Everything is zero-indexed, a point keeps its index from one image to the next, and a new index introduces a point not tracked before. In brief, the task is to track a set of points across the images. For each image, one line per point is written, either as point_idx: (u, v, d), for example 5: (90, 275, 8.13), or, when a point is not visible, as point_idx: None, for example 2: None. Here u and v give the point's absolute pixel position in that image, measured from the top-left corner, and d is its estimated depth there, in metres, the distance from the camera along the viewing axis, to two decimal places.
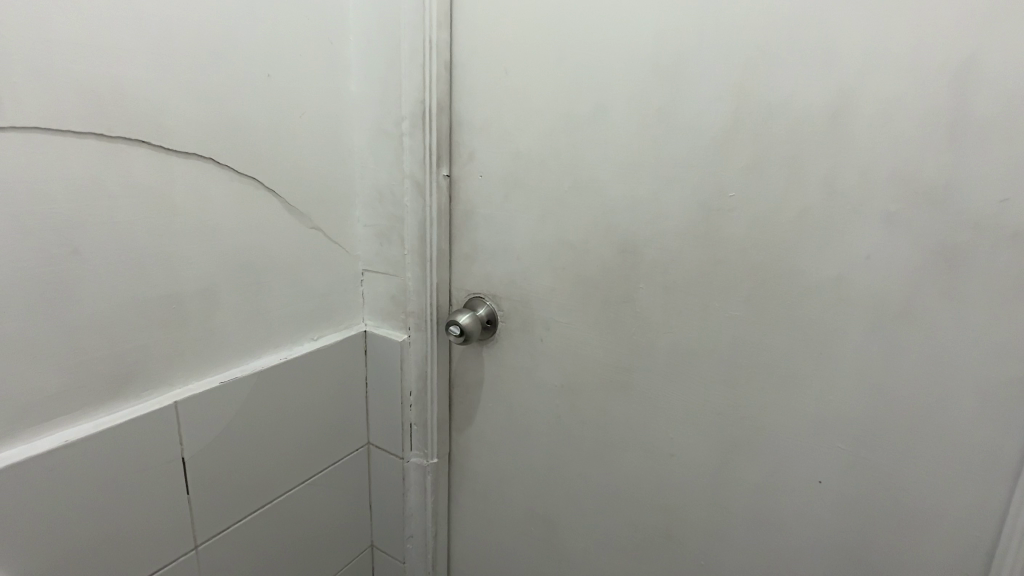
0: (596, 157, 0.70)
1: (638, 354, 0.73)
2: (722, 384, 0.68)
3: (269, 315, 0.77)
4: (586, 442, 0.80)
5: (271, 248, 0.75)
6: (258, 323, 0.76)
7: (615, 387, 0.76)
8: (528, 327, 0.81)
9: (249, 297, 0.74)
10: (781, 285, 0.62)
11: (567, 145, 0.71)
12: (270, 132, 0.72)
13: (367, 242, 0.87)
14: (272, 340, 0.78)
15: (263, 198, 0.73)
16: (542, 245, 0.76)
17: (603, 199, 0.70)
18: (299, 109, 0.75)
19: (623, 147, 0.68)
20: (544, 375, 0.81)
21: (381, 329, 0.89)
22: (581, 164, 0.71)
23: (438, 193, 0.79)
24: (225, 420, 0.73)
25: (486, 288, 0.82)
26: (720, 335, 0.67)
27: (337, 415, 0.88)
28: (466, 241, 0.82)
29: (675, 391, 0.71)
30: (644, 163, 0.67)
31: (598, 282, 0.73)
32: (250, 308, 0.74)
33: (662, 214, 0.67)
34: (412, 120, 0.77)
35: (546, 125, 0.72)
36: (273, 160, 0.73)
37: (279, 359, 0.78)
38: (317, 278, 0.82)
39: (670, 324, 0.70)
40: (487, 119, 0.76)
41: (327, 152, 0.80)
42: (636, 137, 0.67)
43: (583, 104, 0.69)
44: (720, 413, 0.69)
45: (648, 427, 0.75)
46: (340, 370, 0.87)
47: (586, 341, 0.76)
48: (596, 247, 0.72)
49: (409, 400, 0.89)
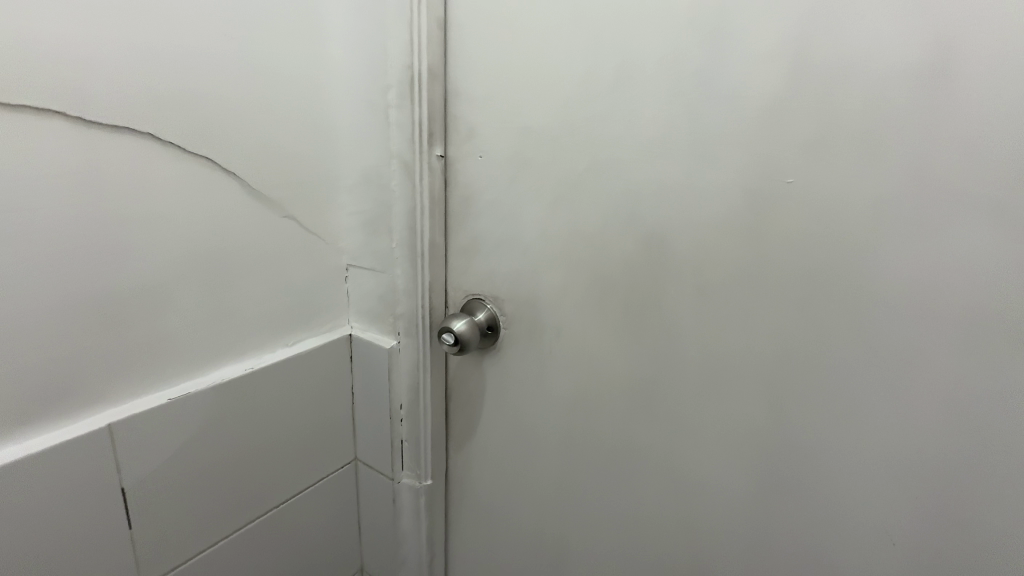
0: (618, 131, 0.57)
1: (652, 352, 0.61)
2: (752, 386, 0.56)
3: (233, 316, 0.65)
4: (591, 449, 0.69)
5: (233, 238, 0.63)
6: (216, 326, 0.64)
7: (627, 389, 0.64)
8: (535, 335, 0.68)
9: (206, 296, 0.62)
10: (840, 281, 0.49)
11: (583, 117, 0.58)
12: (227, 103, 0.60)
13: (351, 232, 0.74)
14: (237, 347, 0.66)
15: (217, 181, 0.61)
16: (555, 238, 0.63)
17: (628, 183, 0.57)
18: (266, 77, 0.63)
19: (654, 120, 0.54)
20: (554, 389, 0.69)
21: (368, 334, 0.76)
22: (598, 143, 0.58)
23: (430, 175, 0.66)
24: (178, 442, 0.62)
25: (488, 286, 0.69)
26: (752, 330, 0.54)
27: (316, 431, 0.76)
28: (464, 233, 0.69)
29: (695, 392, 0.59)
30: (678, 140, 0.54)
31: (618, 281, 0.61)
32: (205, 311, 0.63)
33: (698, 204, 0.54)
34: (398, 89, 0.64)
35: (558, 94, 0.59)
36: (233, 136, 0.61)
37: (240, 371, 0.66)
38: (294, 272, 0.70)
39: (692, 316, 0.57)
40: (486, 87, 0.63)
41: (301, 128, 0.67)
42: (669, 106, 0.53)
43: (601, 67, 0.56)
44: (752, 425, 0.57)
45: (663, 434, 0.63)
46: (324, 378, 0.75)
47: (604, 351, 0.64)
48: (618, 241, 0.60)
49: (400, 415, 0.76)
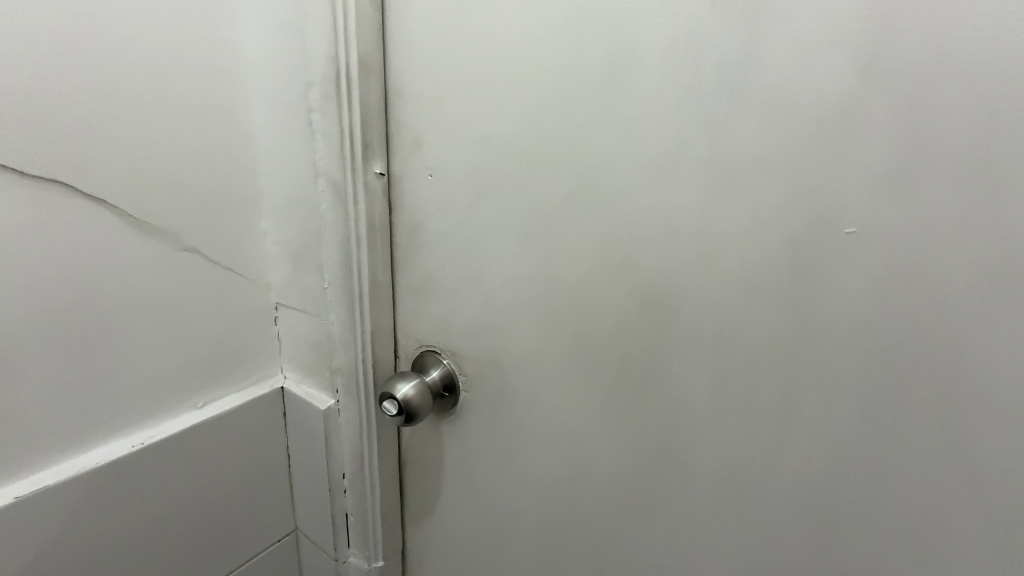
0: (607, 147, 0.41)
1: (638, 370, 0.44)
2: (777, 420, 0.39)
3: (114, 381, 0.51)
4: (557, 486, 0.52)
5: (107, 285, 0.49)
6: (84, 398, 0.49)
7: (605, 414, 0.47)
8: (503, 402, 0.53)
9: (70, 363, 0.48)
10: (921, 368, 0.33)
11: (564, 128, 0.43)
12: (82, 107, 0.44)
13: (279, 264, 0.59)
14: (121, 421, 0.52)
15: (74, 213, 0.46)
16: (525, 282, 0.48)
17: (620, 219, 0.42)
18: (143, 71, 0.47)
19: (657, 134, 0.39)
20: (527, 470, 0.54)
21: (303, 388, 0.62)
22: (581, 162, 0.43)
23: (367, 199, 0.51)
24: (39, 549, 0.48)
25: (443, 337, 0.55)
26: (779, 345, 0.38)
27: (241, 507, 0.61)
28: (414, 269, 0.55)
29: (697, 421, 0.43)
30: (692, 163, 0.38)
31: (601, 329, 0.45)
32: (70, 380, 0.48)
33: (716, 252, 0.39)
34: (321, 88, 0.49)
35: (528, 96, 0.44)
36: (96, 152, 0.46)
37: (127, 449, 0.52)
38: (200, 318, 0.55)
39: (696, 324, 0.41)
40: (437, 85, 0.48)
41: (203, 137, 0.52)
42: (679, 116, 0.37)
43: (585, 60, 0.40)
44: (773, 467, 0.40)
45: (652, 471, 0.46)
46: (247, 444, 0.60)
47: (588, 431, 0.49)
48: (605, 293, 0.44)
49: (343, 486, 0.62)
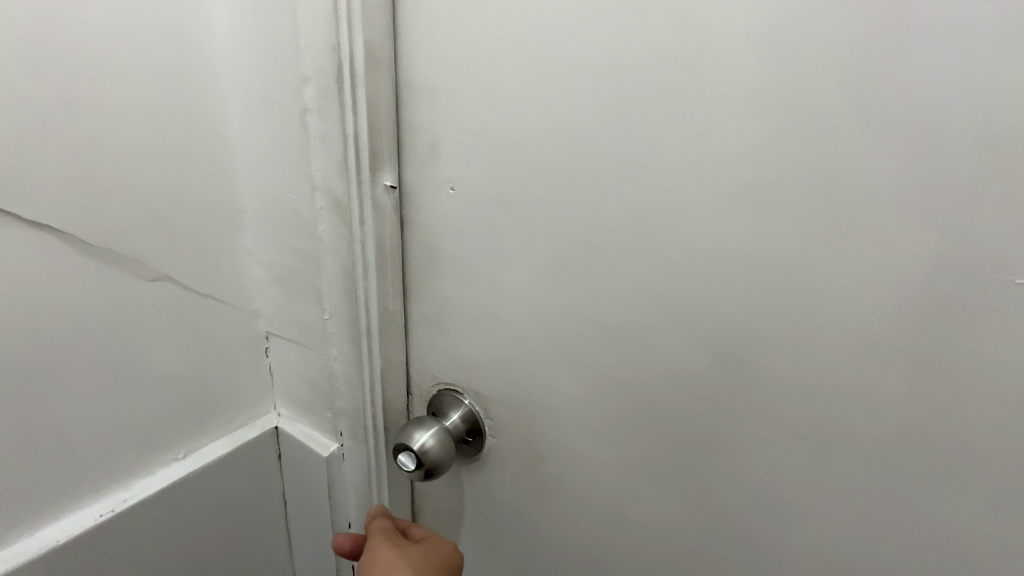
0: (682, 166, 0.32)
1: (709, 431, 0.37)
2: (889, 505, 0.32)
3: (61, 444, 0.41)
4: (598, 550, 0.44)
5: (45, 329, 0.39)
6: (24, 469, 0.40)
7: (664, 478, 0.39)
8: (535, 457, 0.45)
9: (10, 428, 0.38)
10: None
11: (622, 140, 0.34)
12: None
13: (267, 289, 0.50)
14: (77, 489, 0.43)
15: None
16: (568, 322, 0.40)
17: (693, 255, 0.34)
18: (73, 63, 0.36)
19: (753, 154, 0.30)
20: (563, 535, 0.46)
21: (299, 427, 0.53)
22: (647, 185, 0.34)
23: (377, 218, 0.43)
24: None
25: (464, 377, 0.46)
26: (904, 416, 0.30)
27: (233, 565, 0.53)
28: (428, 298, 0.46)
29: (781, 499, 0.35)
30: (803, 191, 0.29)
31: (656, 385, 0.38)
32: (11, 449, 0.39)
33: (827, 307, 0.30)
34: (319, 86, 0.40)
35: (576, 100, 0.35)
36: (16, 163, 0.35)
37: (91, 522, 0.43)
38: (176, 358, 0.46)
39: (789, 382, 0.33)
40: (455, 82, 0.39)
41: (161, 146, 0.41)
42: (781, 130, 0.29)
43: (656, 55, 0.31)
44: (880, 552, 0.33)
45: (721, 544, 0.39)
46: (237, 497, 0.52)
47: (641, 498, 0.41)
48: (672, 344, 0.36)
49: (348, 536, 0.54)
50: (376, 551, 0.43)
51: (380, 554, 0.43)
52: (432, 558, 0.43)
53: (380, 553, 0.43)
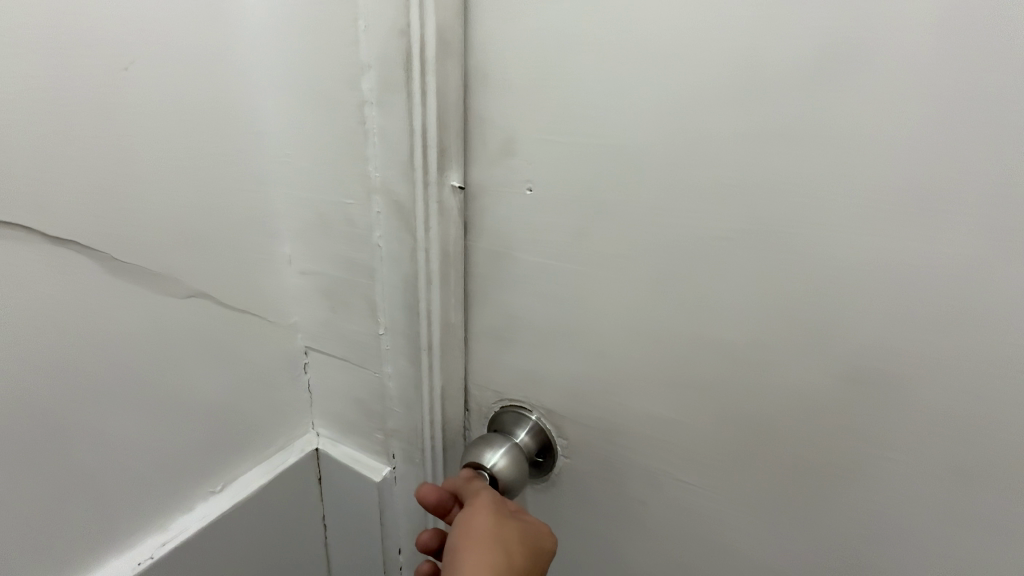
0: (822, 167, 0.29)
1: (836, 457, 0.33)
2: None
3: (91, 491, 0.35)
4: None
5: (72, 359, 0.33)
6: (53, 522, 0.34)
7: (774, 508, 0.36)
8: (618, 481, 0.41)
9: (34, 476, 0.32)
10: None
11: (749, 135, 0.30)
12: (13, 101, 0.28)
13: (307, 301, 0.45)
14: (110, 538, 0.37)
15: (11, 266, 0.29)
16: (667, 339, 0.35)
17: (831, 266, 0.30)
18: (101, 49, 0.30)
19: (919, 151, 0.27)
20: (648, 565, 0.42)
21: (343, 449, 0.49)
22: (780, 185, 0.30)
23: (443, 221, 0.38)
24: None
25: (535, 394, 0.42)
26: None
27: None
28: (494, 309, 0.41)
29: (922, 530, 0.32)
30: (980, 194, 0.26)
31: (773, 409, 0.34)
32: (36, 500, 0.33)
33: (996, 318, 0.27)
34: (380, 72, 0.35)
35: (694, 91, 0.30)
36: (40, 165, 0.29)
37: (133, 569, 0.38)
38: (212, 382, 0.41)
39: (943, 408, 0.29)
40: (538, 70, 0.34)
41: (195, 146, 0.36)
42: (956, 127, 0.26)
43: (799, 41, 0.28)
44: None
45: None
46: (277, 528, 0.47)
47: (746, 529, 0.37)
48: (798, 363, 0.32)
49: (397, 563, 0.50)
50: (476, 513, 0.34)
51: (479, 522, 0.33)
52: (535, 551, 0.34)
53: (480, 522, 0.33)
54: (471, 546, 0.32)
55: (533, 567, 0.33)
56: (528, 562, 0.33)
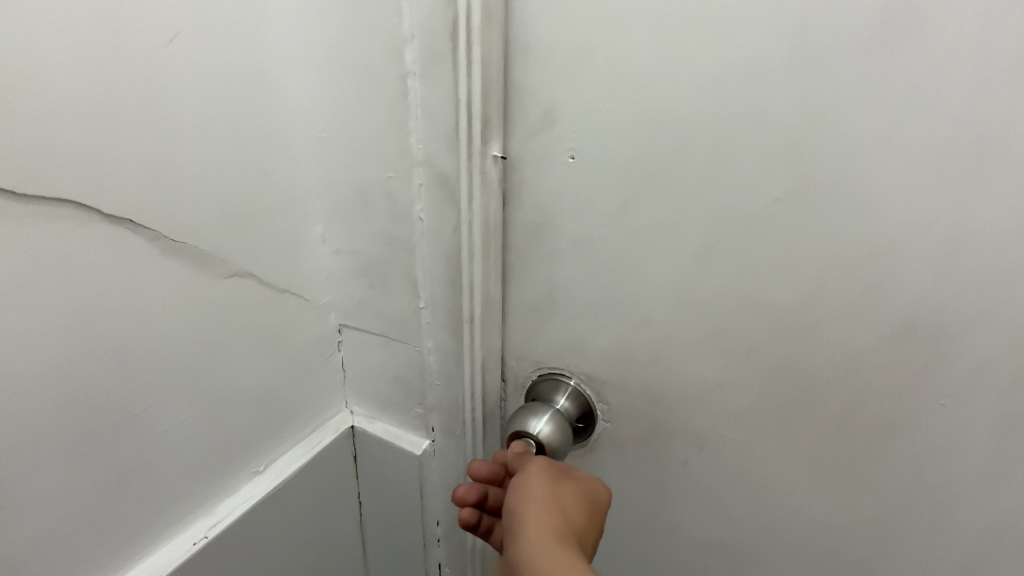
0: (876, 129, 0.29)
1: (880, 408, 0.34)
2: None
3: (144, 474, 0.36)
4: (733, 538, 0.42)
5: (126, 339, 0.33)
6: (110, 506, 0.34)
7: (820, 463, 0.37)
8: (659, 443, 0.42)
9: (94, 455, 0.33)
10: None
11: (802, 102, 0.30)
12: (62, 79, 0.27)
13: (343, 279, 0.45)
14: (165, 518, 0.38)
15: (68, 247, 0.29)
16: (713, 302, 0.36)
17: (882, 227, 0.31)
18: (144, 22, 0.30)
19: (974, 115, 0.27)
20: (688, 522, 0.43)
21: (379, 426, 0.49)
22: (830, 149, 0.30)
23: (486, 193, 0.38)
24: None
25: (576, 364, 0.43)
26: None
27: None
28: (535, 280, 0.42)
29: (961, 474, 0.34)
30: None
31: (821, 366, 0.35)
32: (96, 479, 0.33)
33: None
34: (425, 44, 0.35)
35: (746, 58, 0.30)
36: (95, 143, 0.29)
37: (189, 551, 0.38)
38: (255, 361, 0.41)
39: (987, 356, 0.31)
40: (581, 40, 0.34)
41: (238, 122, 0.35)
42: (1012, 88, 0.27)
43: (858, 4, 0.28)
44: None
45: (886, 528, 0.37)
46: (318, 504, 0.48)
47: (787, 483, 0.39)
48: (844, 321, 0.33)
49: (436, 535, 0.51)
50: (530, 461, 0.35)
51: (533, 466, 0.34)
52: (587, 495, 0.34)
53: (530, 470, 0.34)
54: (524, 488, 0.32)
55: (587, 511, 0.33)
56: (582, 504, 0.33)
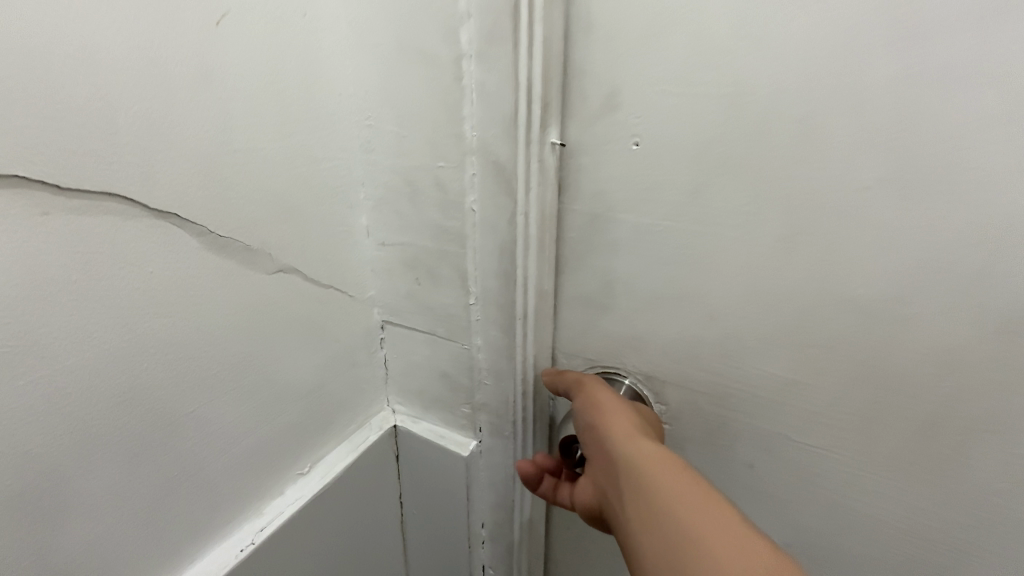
0: (984, 112, 0.27)
1: (971, 410, 0.32)
2: None
3: (194, 478, 0.34)
4: (800, 540, 0.40)
5: (176, 341, 0.31)
6: (160, 512, 0.33)
7: (899, 466, 0.35)
8: (722, 444, 0.40)
9: (147, 460, 0.32)
10: None
11: (901, 79, 0.28)
12: (108, 68, 0.25)
13: (388, 272, 0.43)
14: (215, 522, 0.36)
15: (119, 244, 0.28)
16: (787, 297, 0.34)
17: (985, 218, 0.28)
18: (191, 4, 0.28)
19: None
20: (750, 524, 0.42)
21: (423, 425, 0.47)
22: (929, 133, 0.28)
23: (541, 182, 0.36)
24: None
25: (633, 362, 0.41)
26: None
27: None
28: (590, 274, 0.40)
29: None
30: None
31: (909, 363, 0.32)
32: (149, 485, 0.32)
33: None
34: (481, 22, 0.32)
35: (838, 32, 0.28)
36: (142, 136, 0.27)
37: (236, 557, 0.37)
38: (300, 360, 0.39)
39: None
40: (651, 16, 0.31)
41: (285, 109, 0.34)
42: None
43: None
44: None
45: (972, 536, 0.35)
46: (362, 504, 0.46)
47: (861, 485, 0.37)
48: (936, 317, 0.31)
49: (480, 537, 0.50)
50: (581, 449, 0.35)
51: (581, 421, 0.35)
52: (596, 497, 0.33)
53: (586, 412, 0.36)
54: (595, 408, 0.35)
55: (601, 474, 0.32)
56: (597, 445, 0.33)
